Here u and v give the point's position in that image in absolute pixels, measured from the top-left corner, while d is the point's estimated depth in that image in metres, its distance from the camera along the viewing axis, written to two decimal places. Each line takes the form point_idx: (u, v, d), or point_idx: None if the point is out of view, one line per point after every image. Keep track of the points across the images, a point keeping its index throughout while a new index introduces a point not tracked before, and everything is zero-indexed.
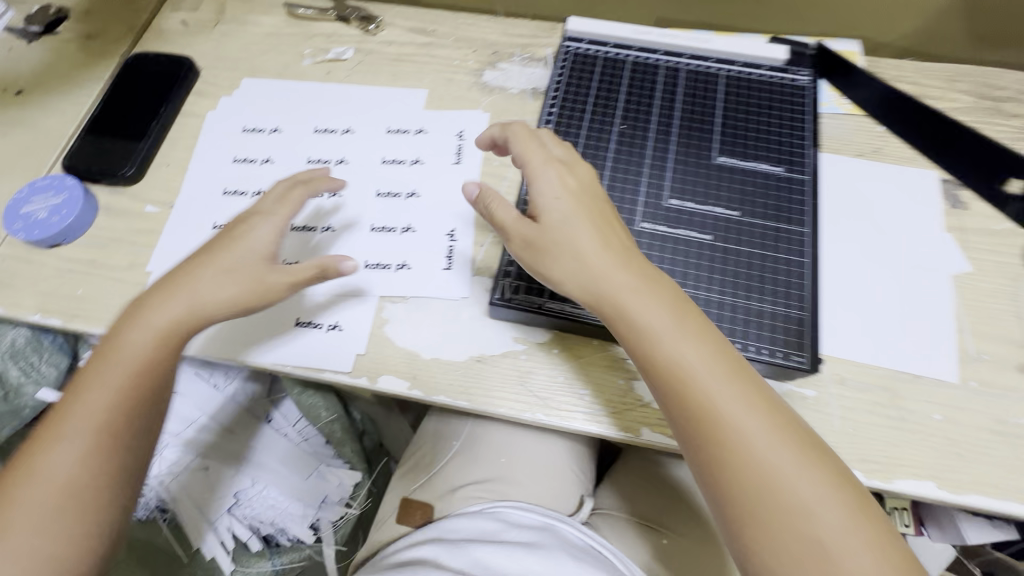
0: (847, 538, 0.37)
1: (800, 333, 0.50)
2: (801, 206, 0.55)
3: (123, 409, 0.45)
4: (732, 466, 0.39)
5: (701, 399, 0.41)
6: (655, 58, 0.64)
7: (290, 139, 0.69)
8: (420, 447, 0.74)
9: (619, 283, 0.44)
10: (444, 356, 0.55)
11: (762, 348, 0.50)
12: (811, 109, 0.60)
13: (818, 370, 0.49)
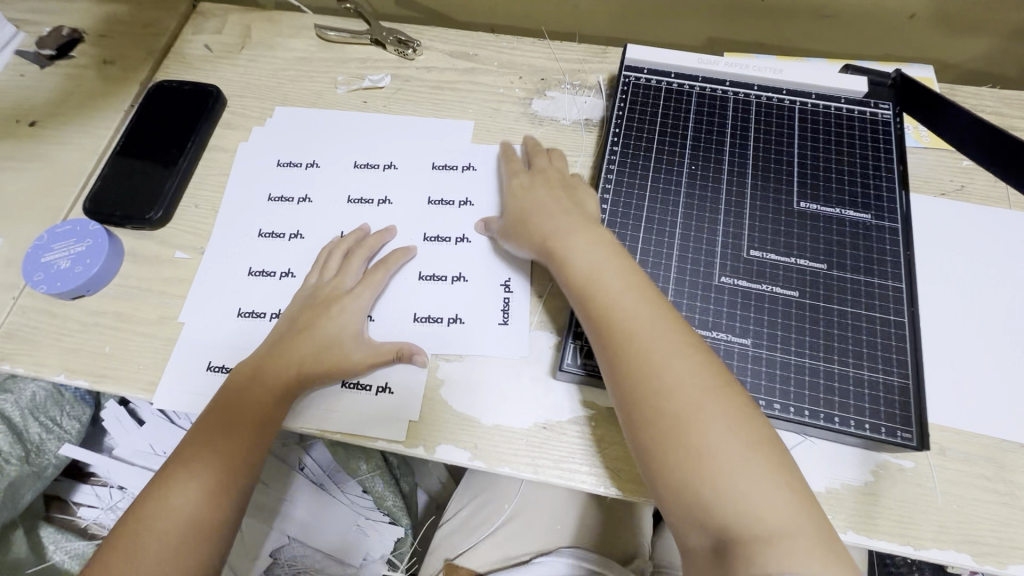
0: (730, 447, 0.40)
1: (905, 406, 0.45)
2: (893, 257, 0.51)
3: (237, 451, 0.50)
4: (649, 402, 0.43)
5: (627, 340, 0.45)
6: (722, 90, 0.60)
7: (328, 175, 0.64)
8: (470, 504, 0.71)
9: (564, 238, 0.51)
10: (508, 424, 0.51)
11: (865, 422, 0.45)
12: (897, 147, 0.56)
13: (926, 449, 0.45)
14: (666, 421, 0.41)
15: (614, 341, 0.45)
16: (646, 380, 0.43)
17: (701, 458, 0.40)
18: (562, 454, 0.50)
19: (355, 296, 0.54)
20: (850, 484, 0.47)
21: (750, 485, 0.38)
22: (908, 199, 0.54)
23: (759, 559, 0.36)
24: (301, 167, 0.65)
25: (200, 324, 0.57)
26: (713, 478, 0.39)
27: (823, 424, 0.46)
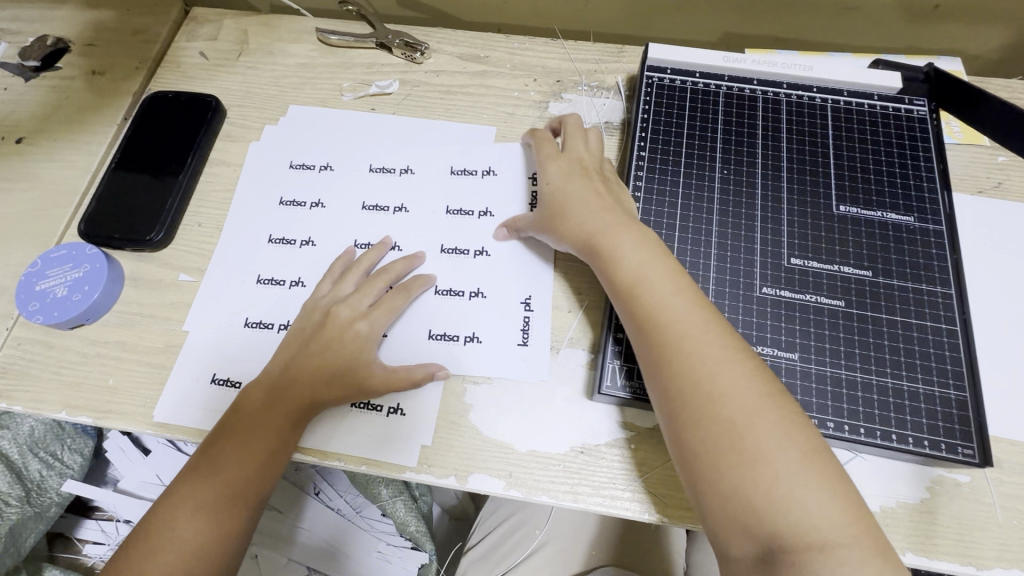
0: (783, 453, 0.37)
1: (963, 420, 0.44)
2: (940, 262, 0.49)
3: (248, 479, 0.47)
4: (697, 398, 0.40)
5: (675, 335, 0.42)
6: (751, 88, 0.57)
7: (336, 186, 0.60)
8: (497, 528, 0.68)
9: (605, 227, 0.48)
10: (542, 449, 0.48)
11: (923, 439, 0.43)
12: (936, 145, 0.53)
13: (988, 464, 0.43)
14: (717, 425, 0.39)
15: (659, 336, 0.43)
16: (694, 384, 0.40)
17: (754, 463, 0.37)
18: (602, 480, 0.47)
19: (370, 320, 0.51)
20: (905, 502, 0.45)
21: (803, 492, 0.36)
22: (951, 200, 0.51)
23: (810, 567, 0.34)
24: (314, 170, 0.61)
25: (204, 347, 0.53)
26: (765, 484, 0.36)
27: (880, 442, 0.44)
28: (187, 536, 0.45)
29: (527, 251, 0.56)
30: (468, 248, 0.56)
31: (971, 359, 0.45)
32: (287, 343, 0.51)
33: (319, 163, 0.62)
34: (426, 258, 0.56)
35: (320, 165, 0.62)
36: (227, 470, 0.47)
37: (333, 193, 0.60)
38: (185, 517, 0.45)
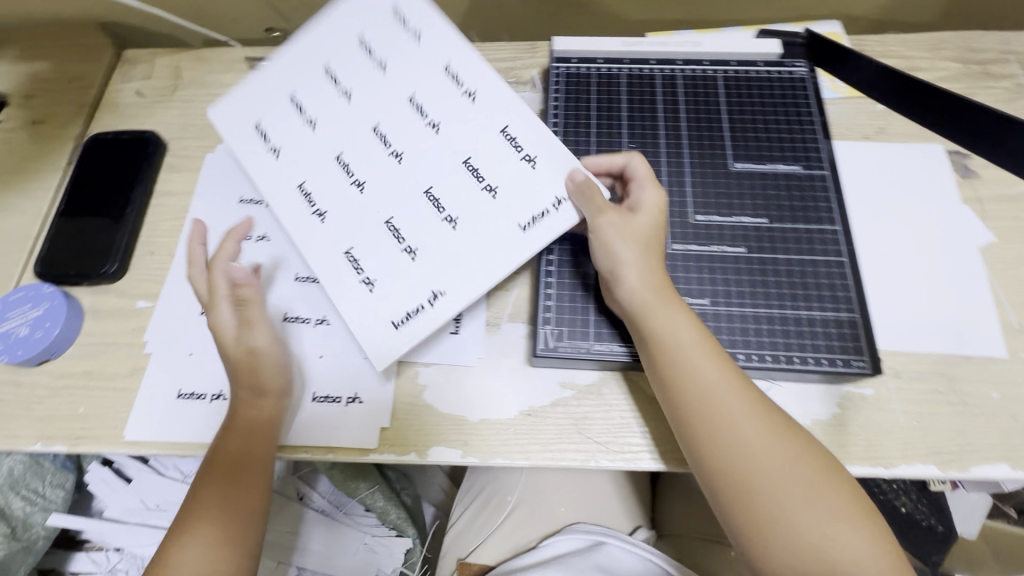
0: (824, 508, 0.41)
1: (855, 337, 0.49)
2: (826, 202, 0.54)
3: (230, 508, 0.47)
4: (747, 462, 0.43)
5: (720, 406, 0.44)
6: (650, 68, 0.62)
7: (366, 91, 0.51)
8: (472, 502, 0.72)
9: (647, 296, 0.47)
10: (493, 415, 0.52)
11: (822, 358, 0.49)
12: (816, 100, 0.60)
13: (880, 372, 0.48)
14: (767, 498, 0.42)
15: (705, 407, 0.44)
16: (738, 457, 0.43)
17: (800, 516, 0.41)
18: (550, 436, 0.51)
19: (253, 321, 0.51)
20: (819, 419, 0.51)
21: (848, 534, 0.40)
22: (830, 145, 0.57)
23: None
24: (360, 70, 0.51)
25: (166, 365, 0.56)
26: (831, 550, 0.40)
27: (783, 365, 0.49)
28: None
29: None
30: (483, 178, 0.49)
31: (856, 281, 0.51)
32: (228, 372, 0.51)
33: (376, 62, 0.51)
34: (398, 199, 0.50)
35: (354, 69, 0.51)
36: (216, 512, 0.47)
37: (362, 96, 0.51)
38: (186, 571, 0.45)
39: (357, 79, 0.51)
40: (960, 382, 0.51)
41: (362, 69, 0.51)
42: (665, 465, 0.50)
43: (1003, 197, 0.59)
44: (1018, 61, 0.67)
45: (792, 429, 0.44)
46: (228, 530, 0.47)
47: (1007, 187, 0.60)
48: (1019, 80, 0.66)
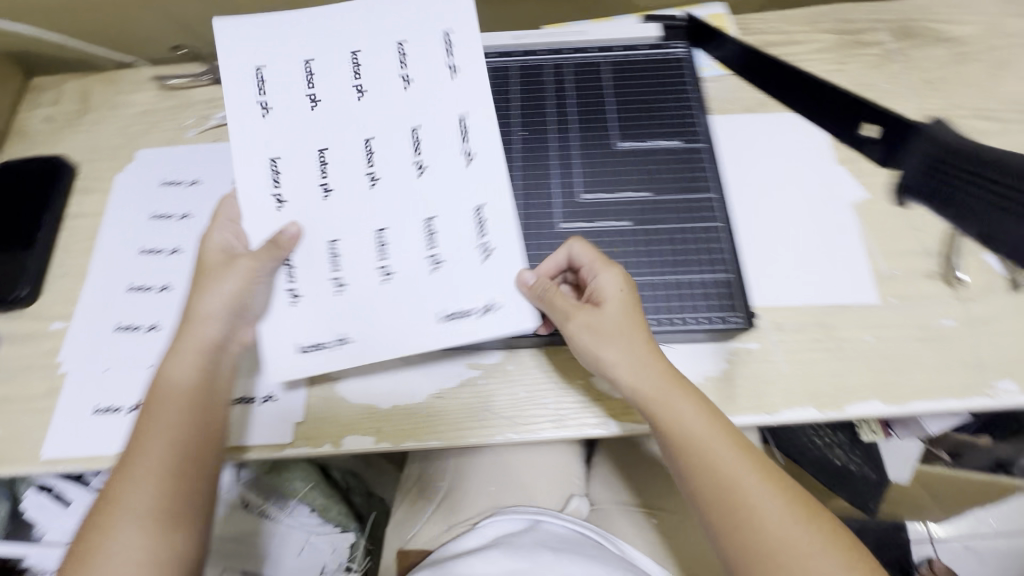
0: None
1: (731, 295, 0.52)
2: (705, 172, 0.58)
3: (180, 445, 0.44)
4: (768, 553, 0.40)
5: (736, 492, 0.42)
6: (539, 59, 0.65)
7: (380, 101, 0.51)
8: (408, 490, 0.76)
9: (652, 385, 0.46)
10: (403, 401, 0.55)
11: (699, 316, 0.52)
12: (693, 78, 0.63)
13: (754, 325, 0.51)
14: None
15: (721, 492, 0.43)
16: (762, 551, 0.40)
17: None
18: (460, 415, 0.54)
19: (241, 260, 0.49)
20: (708, 375, 0.54)
21: None
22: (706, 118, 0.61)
23: None
24: (359, 87, 0.51)
25: (82, 382, 0.57)
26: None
27: (663, 327, 0.52)
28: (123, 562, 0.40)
29: None
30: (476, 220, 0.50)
31: (729, 243, 0.54)
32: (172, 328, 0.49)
33: (405, 83, 0.51)
34: (398, 218, 0.51)
35: (361, 82, 0.51)
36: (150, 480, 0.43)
37: (367, 109, 0.51)
38: (111, 546, 0.40)
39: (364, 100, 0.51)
40: (837, 329, 0.55)
41: (358, 88, 0.51)
42: (567, 432, 0.53)
43: None
44: (887, 28, 0.72)
45: (814, 511, 0.42)
46: (165, 500, 0.42)
47: None
48: (887, 47, 0.70)
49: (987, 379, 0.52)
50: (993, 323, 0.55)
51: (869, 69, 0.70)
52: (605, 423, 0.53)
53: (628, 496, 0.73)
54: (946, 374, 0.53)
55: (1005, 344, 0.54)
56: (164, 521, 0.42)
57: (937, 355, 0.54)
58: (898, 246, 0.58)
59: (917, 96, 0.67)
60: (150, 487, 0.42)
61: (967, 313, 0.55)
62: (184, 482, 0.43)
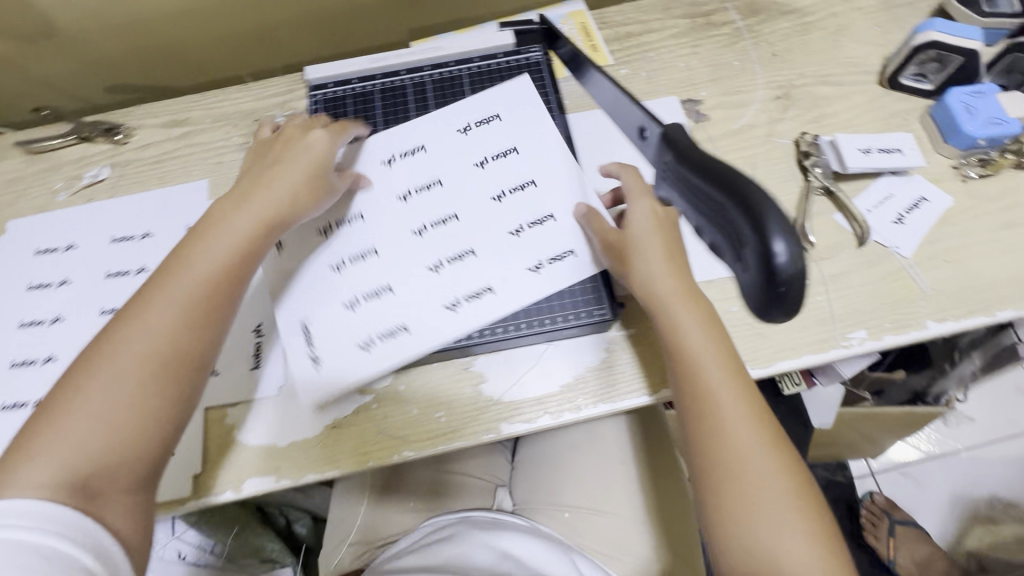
0: (777, 504, 0.44)
1: (596, 289, 0.56)
2: (564, 170, 0.61)
3: (186, 330, 0.46)
4: (716, 449, 0.46)
5: (708, 393, 0.47)
6: (400, 80, 0.66)
7: (382, 182, 0.61)
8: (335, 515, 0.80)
9: (666, 290, 0.50)
10: (300, 436, 0.55)
11: (559, 317, 0.56)
12: (549, 82, 0.65)
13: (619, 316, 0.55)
14: (731, 481, 0.45)
15: (697, 388, 0.48)
16: (714, 445, 0.46)
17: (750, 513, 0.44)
18: (357, 440, 0.55)
19: (322, 136, 0.57)
20: (589, 366, 0.56)
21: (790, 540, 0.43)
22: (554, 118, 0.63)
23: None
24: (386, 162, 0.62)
25: None
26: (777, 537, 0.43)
27: (527, 330, 0.56)
28: (104, 391, 0.43)
29: None
30: (519, 184, 0.59)
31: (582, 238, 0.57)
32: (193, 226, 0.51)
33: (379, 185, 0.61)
34: (466, 236, 0.58)
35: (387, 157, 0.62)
36: (173, 311, 0.46)
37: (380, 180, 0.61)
38: (91, 372, 0.43)
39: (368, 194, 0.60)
40: None
41: (390, 161, 0.62)
42: (461, 442, 0.55)
43: (732, 132, 0.67)
44: (735, 7, 0.75)
45: (773, 435, 0.47)
46: (144, 372, 0.44)
47: (734, 122, 0.67)
48: (736, 25, 0.73)
49: (841, 332, 0.56)
50: (843, 279, 0.58)
51: (722, 48, 0.73)
52: (496, 426, 0.55)
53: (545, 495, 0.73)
54: (805, 332, 0.57)
55: (856, 296, 0.58)
56: (159, 357, 0.44)
57: (796, 315, 0.57)
58: None
59: (766, 70, 0.70)
60: (177, 313, 0.46)
61: (821, 273, 0.59)
62: (201, 326, 0.47)
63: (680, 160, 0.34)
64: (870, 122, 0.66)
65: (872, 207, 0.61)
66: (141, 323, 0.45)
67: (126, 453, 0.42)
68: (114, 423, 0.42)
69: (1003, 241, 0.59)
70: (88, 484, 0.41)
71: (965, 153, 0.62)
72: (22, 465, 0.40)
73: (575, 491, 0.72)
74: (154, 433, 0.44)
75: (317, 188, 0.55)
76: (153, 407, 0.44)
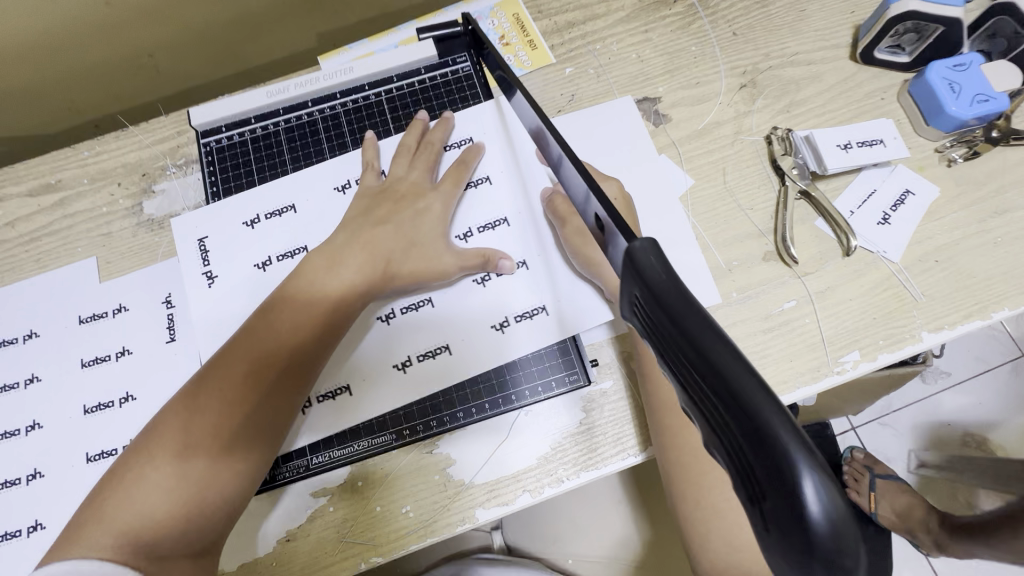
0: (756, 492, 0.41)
1: (564, 352, 0.52)
2: (510, 207, 0.55)
3: (249, 390, 0.46)
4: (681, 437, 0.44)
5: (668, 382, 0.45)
6: (308, 113, 0.58)
7: (281, 241, 0.55)
8: None
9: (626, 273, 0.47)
10: (250, 558, 0.48)
11: (524, 391, 0.51)
12: (482, 100, 0.58)
13: (591, 379, 0.51)
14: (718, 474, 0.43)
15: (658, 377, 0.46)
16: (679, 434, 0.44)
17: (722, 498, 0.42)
18: (316, 552, 0.48)
19: (439, 192, 0.54)
20: (566, 432, 0.50)
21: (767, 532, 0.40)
22: (496, 154, 0.56)
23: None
24: (280, 214, 0.55)
25: None
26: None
27: (491, 412, 0.51)
28: (190, 447, 0.44)
29: (171, 389, 0.53)
30: (488, 222, 0.55)
31: (548, 294, 0.52)
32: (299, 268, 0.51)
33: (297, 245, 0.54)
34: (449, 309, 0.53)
35: (285, 206, 0.55)
36: (251, 375, 0.46)
37: (279, 242, 0.55)
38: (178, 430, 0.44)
39: (288, 263, 0.54)
40: None
41: (283, 212, 0.55)
42: (435, 537, 0.49)
43: (698, 132, 0.59)
44: None
45: None
46: (201, 440, 0.44)
47: (699, 120, 0.60)
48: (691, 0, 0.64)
49: (833, 357, 0.51)
50: (831, 295, 0.53)
51: (677, 29, 0.63)
52: (471, 514, 0.49)
53: (544, 543, 0.71)
54: (796, 361, 0.51)
55: (845, 314, 0.53)
56: (237, 423, 0.45)
57: (785, 342, 0.52)
58: (730, 234, 0.55)
59: (727, 53, 0.62)
60: (246, 377, 0.46)
61: (807, 291, 0.53)
62: (270, 379, 0.46)
63: (643, 290, 0.22)
64: (846, 107, 0.59)
65: (854, 208, 0.56)
66: (218, 381, 0.46)
67: (186, 527, 0.43)
68: (179, 493, 0.43)
69: (994, 232, 0.54)
70: (149, 554, 0.41)
71: (950, 134, 0.57)
72: (98, 522, 0.42)
73: (576, 543, 0.70)
74: (212, 518, 0.44)
75: (407, 255, 0.52)
76: (208, 477, 0.44)
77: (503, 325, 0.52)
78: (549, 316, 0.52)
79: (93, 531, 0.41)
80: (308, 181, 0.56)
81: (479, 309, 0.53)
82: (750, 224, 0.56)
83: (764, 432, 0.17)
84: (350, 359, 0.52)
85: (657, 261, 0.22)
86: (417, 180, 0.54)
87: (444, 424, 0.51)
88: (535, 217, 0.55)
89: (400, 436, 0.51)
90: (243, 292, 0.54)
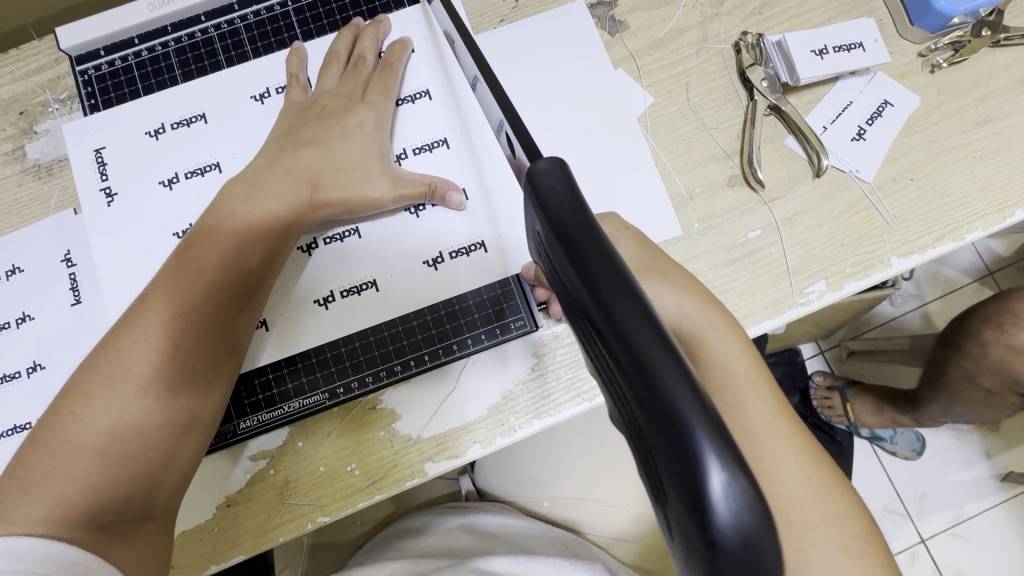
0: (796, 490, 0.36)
1: (510, 294, 0.48)
2: (446, 130, 0.49)
3: (174, 342, 0.40)
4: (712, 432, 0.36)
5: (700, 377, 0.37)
6: (203, 29, 0.49)
7: (186, 155, 0.47)
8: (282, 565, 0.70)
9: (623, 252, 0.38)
10: (188, 526, 0.46)
11: (467, 339, 0.47)
12: (406, 7, 0.50)
13: (540, 321, 0.48)
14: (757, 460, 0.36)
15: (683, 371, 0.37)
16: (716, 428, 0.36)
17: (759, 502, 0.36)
18: (259, 516, 0.46)
19: (369, 106, 0.47)
20: (517, 379, 0.47)
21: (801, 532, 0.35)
22: (427, 69, 0.49)
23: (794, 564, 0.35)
24: (188, 123, 0.48)
25: None
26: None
27: (431, 363, 0.47)
28: (123, 409, 0.39)
29: (80, 356, 0.48)
30: (425, 144, 0.48)
31: (490, 228, 0.48)
32: (218, 199, 0.45)
33: (207, 161, 0.47)
34: (382, 244, 0.48)
35: (193, 115, 0.48)
36: (179, 323, 0.41)
37: (187, 156, 0.48)
38: (109, 390, 0.39)
39: (196, 180, 0.47)
40: None
41: (192, 121, 0.48)
42: (384, 493, 0.46)
43: (658, 41, 0.52)
44: None
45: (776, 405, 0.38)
46: (127, 401, 0.39)
47: (661, 27, 0.52)
48: None
49: (798, 287, 0.48)
50: (798, 222, 0.49)
51: None
52: (421, 469, 0.46)
53: (518, 488, 0.69)
54: (760, 292, 0.48)
55: (813, 241, 0.49)
56: (169, 377, 0.40)
57: (749, 273, 0.49)
58: (696, 157, 0.50)
59: None
60: (168, 326, 0.40)
61: (773, 219, 0.49)
62: (198, 328, 0.41)
63: (553, 232, 0.20)
64: (825, 6, 0.52)
65: (828, 123, 0.51)
66: (137, 332, 0.40)
67: (129, 493, 0.39)
68: (117, 459, 0.39)
69: (974, 145, 0.50)
70: (92, 526, 0.38)
71: (937, 34, 0.51)
72: (25, 493, 0.37)
73: (548, 486, 0.68)
74: (159, 485, 0.40)
75: (333, 180, 0.46)
76: (140, 439, 0.39)
77: (437, 262, 0.48)
78: (492, 245, 0.48)
79: (22, 502, 0.37)
80: (218, 95, 0.48)
81: (420, 242, 0.48)
82: (714, 145, 0.51)
83: (671, 417, 0.16)
84: (281, 301, 0.48)
85: (564, 191, 0.20)
86: (344, 93, 0.47)
87: (382, 379, 0.47)
88: (477, 139, 0.49)
89: (333, 395, 0.47)
90: (148, 215, 0.47)
